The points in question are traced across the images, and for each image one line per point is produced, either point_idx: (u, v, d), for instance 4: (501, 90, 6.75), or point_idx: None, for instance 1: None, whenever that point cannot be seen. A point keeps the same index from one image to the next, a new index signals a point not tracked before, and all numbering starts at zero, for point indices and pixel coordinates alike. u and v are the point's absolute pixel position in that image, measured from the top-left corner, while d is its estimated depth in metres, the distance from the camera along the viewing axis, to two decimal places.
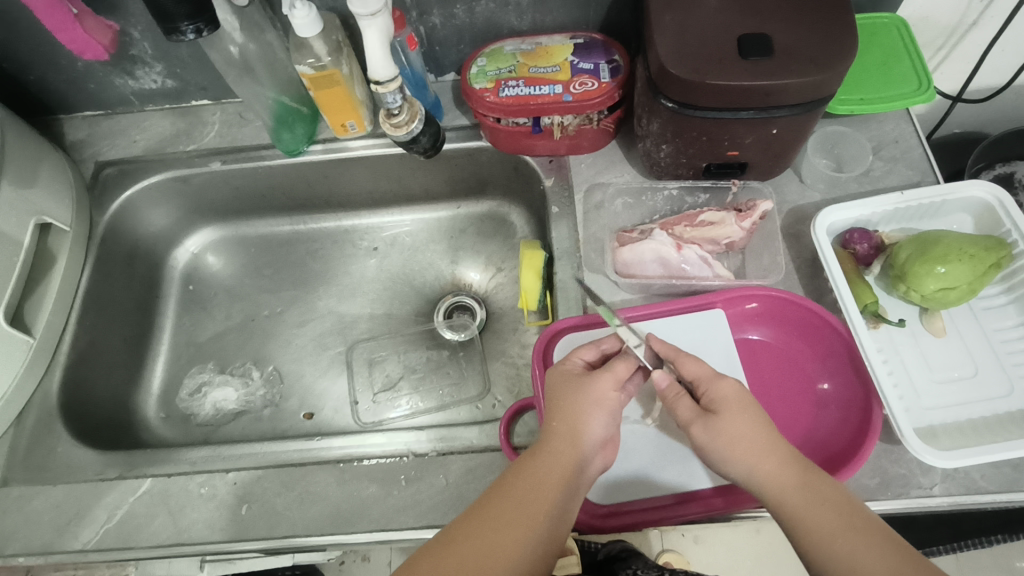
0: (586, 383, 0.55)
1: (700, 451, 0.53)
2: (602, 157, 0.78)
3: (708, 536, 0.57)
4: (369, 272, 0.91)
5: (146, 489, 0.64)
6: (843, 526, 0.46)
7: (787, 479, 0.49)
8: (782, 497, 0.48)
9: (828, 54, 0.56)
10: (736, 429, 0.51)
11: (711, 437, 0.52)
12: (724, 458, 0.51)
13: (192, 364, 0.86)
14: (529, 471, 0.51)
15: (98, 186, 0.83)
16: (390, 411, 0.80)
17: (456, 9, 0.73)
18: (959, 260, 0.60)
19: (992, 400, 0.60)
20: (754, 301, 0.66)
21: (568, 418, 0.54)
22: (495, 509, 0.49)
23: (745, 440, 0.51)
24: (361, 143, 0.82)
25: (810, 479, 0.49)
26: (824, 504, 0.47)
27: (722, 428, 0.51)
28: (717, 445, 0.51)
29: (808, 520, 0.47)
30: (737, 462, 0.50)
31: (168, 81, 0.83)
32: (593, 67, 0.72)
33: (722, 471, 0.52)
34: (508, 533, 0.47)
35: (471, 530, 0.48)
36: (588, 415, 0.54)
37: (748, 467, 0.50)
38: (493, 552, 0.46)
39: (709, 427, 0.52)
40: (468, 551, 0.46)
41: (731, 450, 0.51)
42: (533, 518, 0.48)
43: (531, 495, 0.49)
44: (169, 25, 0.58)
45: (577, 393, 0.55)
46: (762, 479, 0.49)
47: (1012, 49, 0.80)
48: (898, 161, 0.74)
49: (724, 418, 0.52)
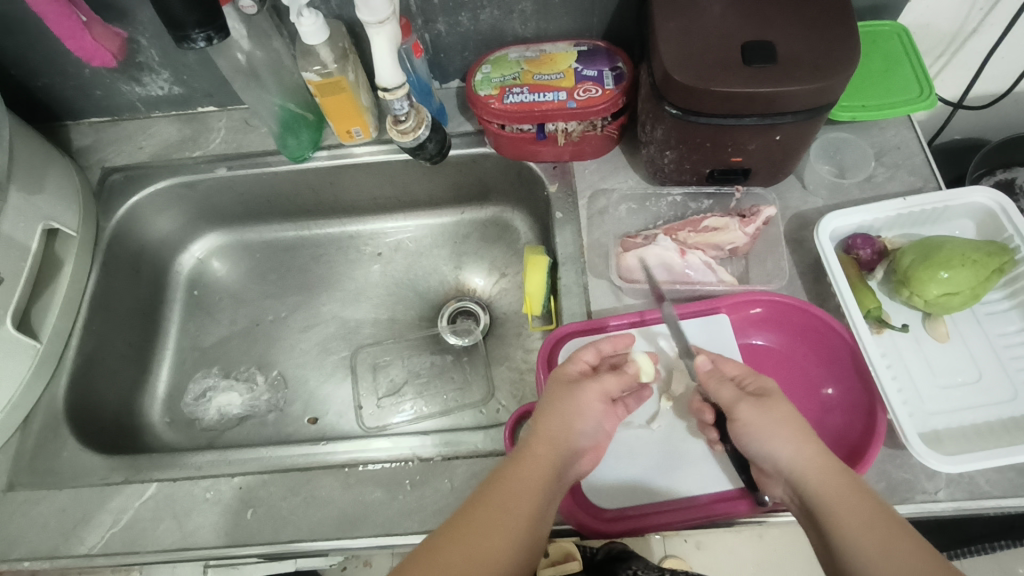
0: (577, 390, 0.57)
1: (740, 431, 0.54)
2: (606, 163, 0.79)
3: (709, 542, 0.61)
4: (372, 277, 0.92)
5: (152, 494, 0.65)
6: (872, 519, 0.45)
7: (827, 469, 0.49)
8: (819, 484, 0.49)
9: (831, 61, 0.57)
10: (787, 409, 0.53)
11: (760, 415, 0.53)
12: (770, 437, 0.51)
13: (197, 368, 0.86)
14: (512, 476, 0.51)
15: (105, 192, 0.83)
16: (394, 416, 0.80)
17: (461, 17, 0.74)
18: (962, 265, 0.60)
19: (996, 405, 0.60)
20: (758, 306, 0.67)
21: (551, 424, 0.54)
22: (486, 514, 0.48)
23: (793, 421, 0.52)
24: (366, 149, 0.83)
25: (847, 475, 0.49)
26: (862, 494, 0.47)
27: (773, 408, 0.53)
28: (765, 421, 0.52)
29: (839, 509, 0.47)
30: (783, 441, 0.51)
31: (175, 88, 0.84)
32: (596, 74, 0.72)
33: (762, 452, 0.52)
34: (496, 539, 0.46)
35: (463, 536, 0.47)
36: (571, 423, 0.55)
37: (795, 447, 0.51)
38: (481, 555, 0.45)
39: (761, 404, 0.53)
40: (456, 555, 0.45)
41: (778, 431, 0.51)
42: (518, 520, 0.48)
43: (515, 498, 0.49)
44: (180, 33, 0.58)
45: (565, 401, 0.56)
46: (802, 466, 0.50)
47: (1012, 56, 0.81)
48: (900, 167, 0.74)
49: (774, 400, 0.53)
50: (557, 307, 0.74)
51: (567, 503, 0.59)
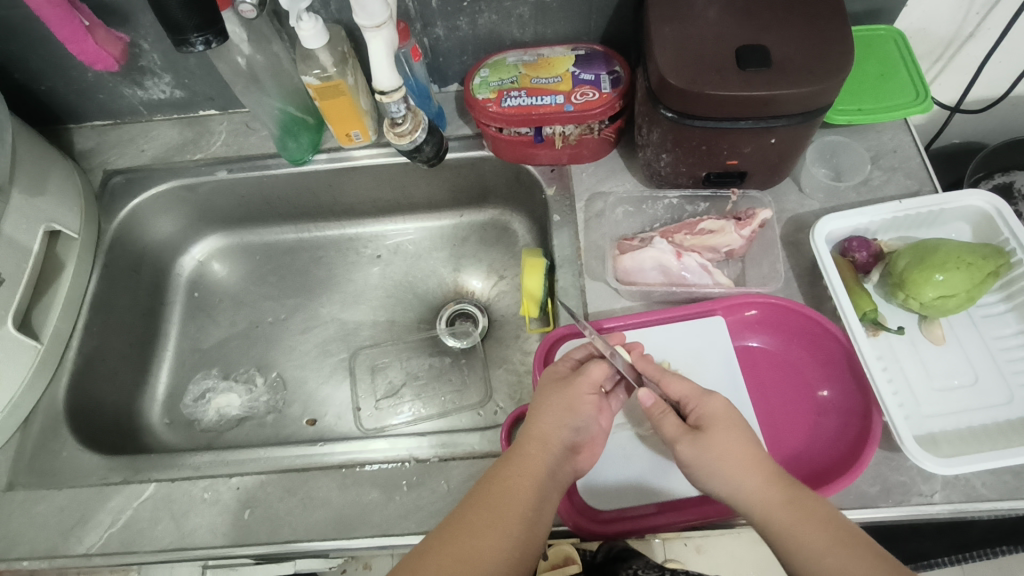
0: (565, 387, 0.57)
1: (686, 469, 0.54)
2: (604, 166, 0.79)
3: (709, 545, 0.58)
4: (372, 279, 0.92)
5: (150, 494, 0.65)
6: (830, 540, 0.47)
7: (777, 498, 0.49)
8: (771, 514, 0.49)
9: (825, 65, 0.57)
10: (723, 443, 0.52)
11: (699, 453, 0.52)
12: (712, 477, 0.51)
13: (197, 369, 0.86)
14: (502, 476, 0.52)
15: (106, 194, 0.84)
16: (392, 418, 0.80)
17: (459, 21, 0.74)
18: (957, 268, 0.61)
19: (991, 409, 0.60)
20: (754, 308, 0.67)
21: (539, 423, 0.55)
22: (474, 516, 0.49)
23: (732, 455, 0.51)
24: (365, 152, 0.83)
25: (799, 499, 0.49)
26: (814, 520, 0.48)
27: (710, 444, 0.52)
28: (705, 460, 0.52)
29: (796, 535, 0.48)
30: (725, 478, 0.51)
31: (177, 92, 0.85)
32: (594, 78, 0.73)
33: (709, 488, 0.52)
34: (485, 537, 0.48)
35: (451, 539, 0.48)
36: (558, 419, 0.55)
37: (737, 483, 0.50)
38: (469, 558, 0.47)
39: (696, 442, 0.53)
40: (445, 560, 0.47)
41: (720, 468, 0.51)
42: (507, 519, 0.49)
43: (503, 499, 0.50)
44: (179, 37, 0.59)
45: (553, 399, 0.57)
46: (750, 497, 0.50)
47: (1009, 60, 0.81)
48: (897, 171, 0.75)
49: (711, 434, 0.53)
50: (554, 309, 0.74)
51: (566, 509, 0.59)
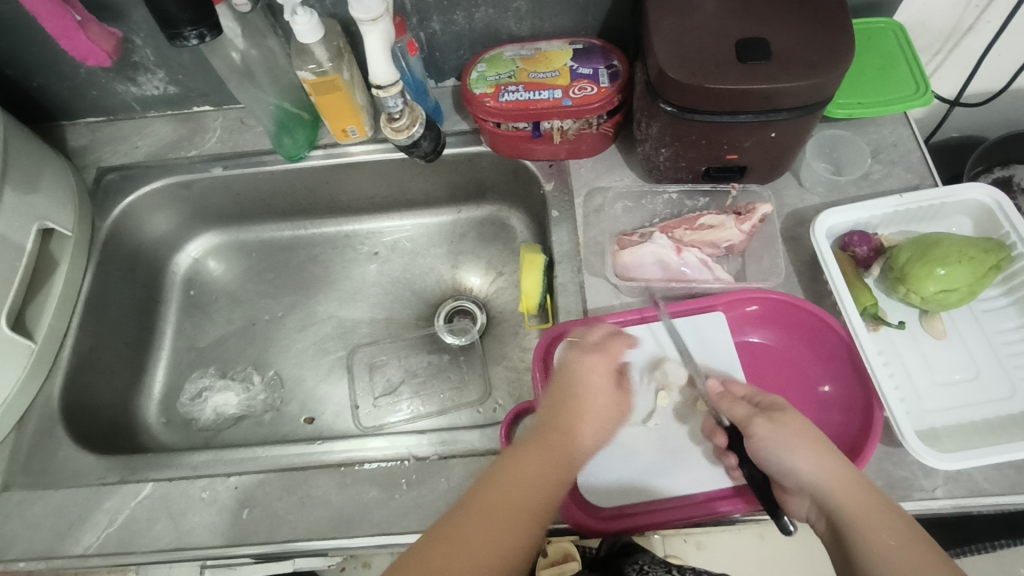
0: (610, 396, 0.58)
1: (757, 446, 0.54)
2: (602, 161, 0.78)
3: (708, 541, 0.61)
4: (369, 276, 0.91)
5: (147, 494, 0.65)
6: (895, 529, 0.46)
7: (847, 482, 0.50)
8: (842, 496, 0.49)
9: (826, 57, 0.57)
10: (799, 422, 0.53)
11: (775, 427, 0.53)
12: (787, 451, 0.52)
13: (194, 368, 0.86)
14: (526, 458, 0.50)
15: (100, 192, 0.83)
16: (391, 416, 0.80)
17: (456, 15, 0.74)
18: (959, 262, 0.60)
19: (994, 403, 0.60)
20: (755, 303, 0.66)
21: (575, 416, 0.55)
22: (502, 497, 0.47)
23: (807, 435, 0.52)
24: (362, 148, 0.82)
25: (868, 488, 0.50)
26: (880, 509, 0.48)
27: (786, 421, 0.53)
28: (782, 434, 0.52)
29: (864, 518, 0.47)
30: (802, 455, 0.51)
31: (170, 88, 0.84)
32: (592, 72, 0.72)
33: (781, 466, 0.52)
34: (518, 519, 0.46)
35: (480, 520, 0.46)
36: (592, 419, 0.56)
37: (811, 462, 0.51)
38: (502, 541, 0.45)
39: (771, 418, 0.54)
40: (479, 540, 0.45)
41: (795, 442, 0.52)
42: (538, 502, 0.48)
43: (533, 481, 0.49)
44: (172, 31, 0.58)
45: (594, 397, 0.57)
46: (825, 480, 0.50)
47: (1009, 53, 0.81)
48: (896, 165, 0.74)
49: (789, 414, 0.54)
50: (554, 306, 0.73)
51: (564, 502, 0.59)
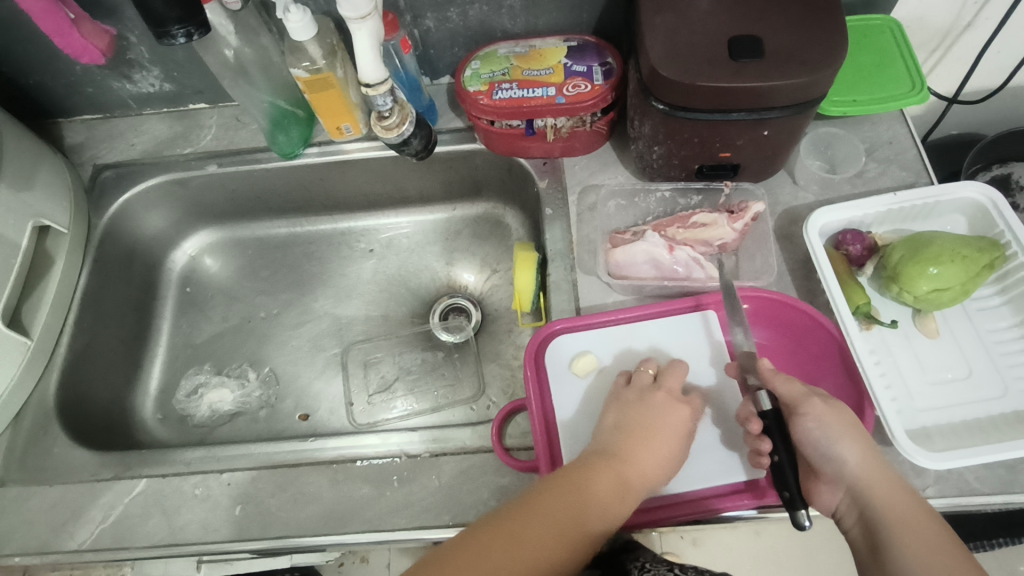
0: (677, 442, 0.56)
1: (803, 430, 0.54)
2: (596, 159, 0.78)
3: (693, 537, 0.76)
4: (365, 274, 0.92)
5: (141, 490, 0.65)
6: (926, 530, 0.48)
7: (884, 479, 0.51)
8: (878, 493, 0.50)
9: (818, 55, 0.56)
10: (848, 414, 0.53)
11: (825, 414, 0.53)
12: (834, 441, 0.52)
13: (190, 365, 0.86)
14: (589, 482, 0.51)
15: (96, 189, 0.83)
16: (386, 412, 0.80)
17: (450, 12, 0.74)
18: (952, 261, 0.60)
19: (986, 402, 0.60)
20: (745, 302, 0.66)
21: (641, 454, 0.54)
22: (550, 501, 0.50)
23: (853, 428, 0.53)
24: (357, 145, 0.82)
25: (903, 486, 0.51)
26: (913, 508, 0.49)
27: (837, 410, 0.53)
28: (833, 421, 0.53)
29: (897, 517, 0.49)
30: (850, 446, 0.52)
31: (166, 85, 0.84)
32: (586, 69, 0.72)
33: (826, 454, 0.53)
34: (559, 528, 0.48)
35: (526, 517, 0.49)
36: (656, 456, 0.55)
37: (855, 458, 0.51)
38: (539, 541, 0.47)
39: (828, 402, 0.54)
40: (521, 536, 0.47)
41: (842, 433, 0.52)
42: (583, 519, 0.49)
43: (583, 498, 0.50)
44: (160, 30, 0.58)
45: (661, 440, 0.55)
46: (865, 474, 0.51)
47: (1008, 49, 0.80)
48: (892, 163, 0.74)
49: (840, 405, 0.54)
50: (546, 304, 0.73)
51: None
